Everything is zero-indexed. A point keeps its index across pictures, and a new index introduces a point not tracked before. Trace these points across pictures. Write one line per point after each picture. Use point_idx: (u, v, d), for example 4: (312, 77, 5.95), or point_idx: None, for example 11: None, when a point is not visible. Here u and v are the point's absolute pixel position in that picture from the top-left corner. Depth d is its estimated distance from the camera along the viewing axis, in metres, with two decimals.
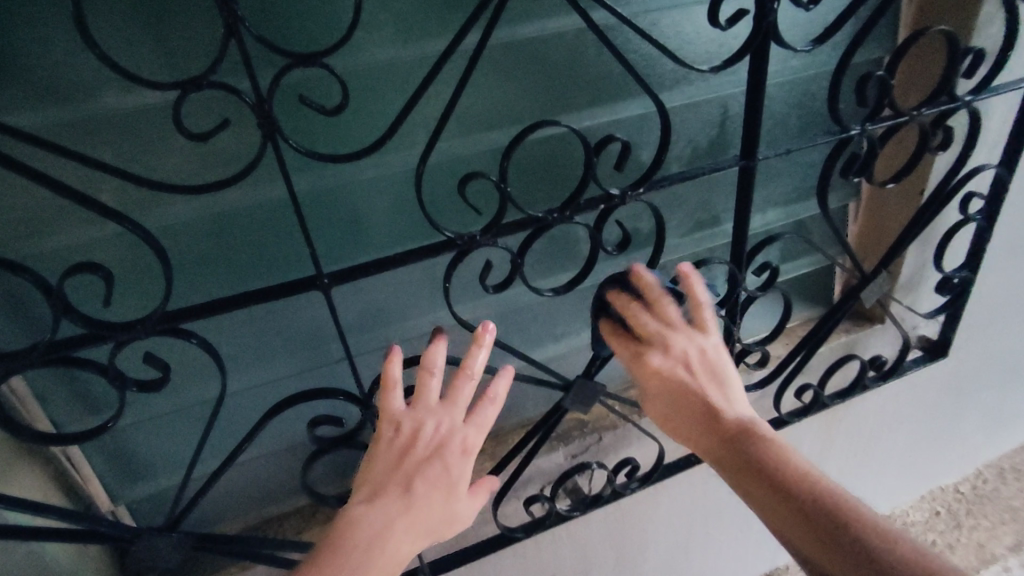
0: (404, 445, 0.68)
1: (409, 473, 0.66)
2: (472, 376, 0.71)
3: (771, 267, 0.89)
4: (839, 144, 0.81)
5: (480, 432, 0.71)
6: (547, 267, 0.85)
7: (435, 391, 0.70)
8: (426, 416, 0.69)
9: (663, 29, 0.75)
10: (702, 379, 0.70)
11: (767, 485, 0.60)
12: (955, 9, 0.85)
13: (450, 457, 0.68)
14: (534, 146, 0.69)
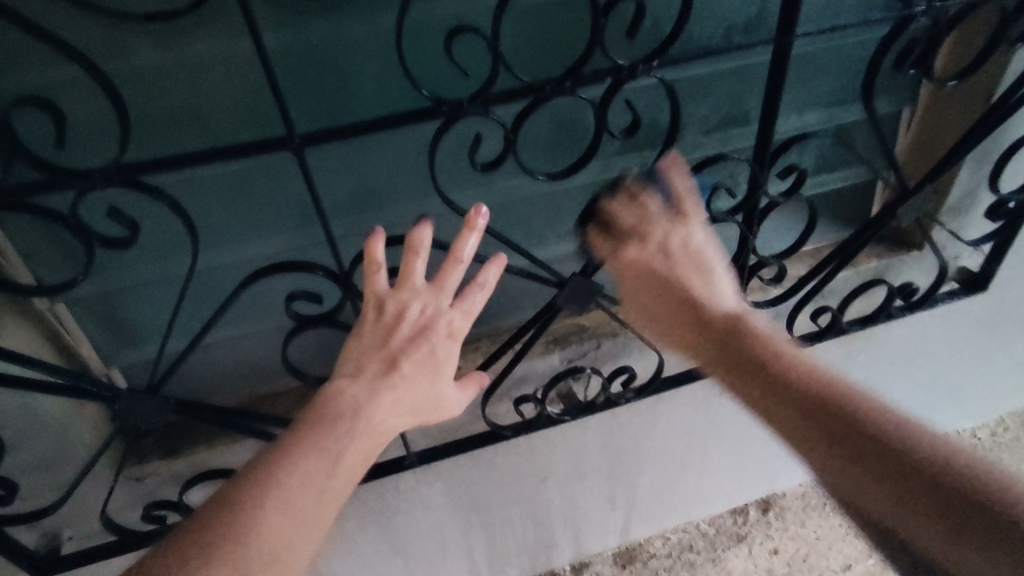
0: (386, 326, 0.63)
1: (394, 353, 0.62)
2: (463, 260, 0.63)
3: (798, 170, 0.81)
4: (898, 27, 0.70)
5: (471, 317, 0.65)
6: (545, 150, 0.74)
7: (421, 272, 0.63)
8: (411, 297, 0.63)
9: None
10: (688, 270, 0.66)
11: (759, 372, 0.59)
12: None
13: (436, 339, 0.64)
14: (537, 3, 0.62)
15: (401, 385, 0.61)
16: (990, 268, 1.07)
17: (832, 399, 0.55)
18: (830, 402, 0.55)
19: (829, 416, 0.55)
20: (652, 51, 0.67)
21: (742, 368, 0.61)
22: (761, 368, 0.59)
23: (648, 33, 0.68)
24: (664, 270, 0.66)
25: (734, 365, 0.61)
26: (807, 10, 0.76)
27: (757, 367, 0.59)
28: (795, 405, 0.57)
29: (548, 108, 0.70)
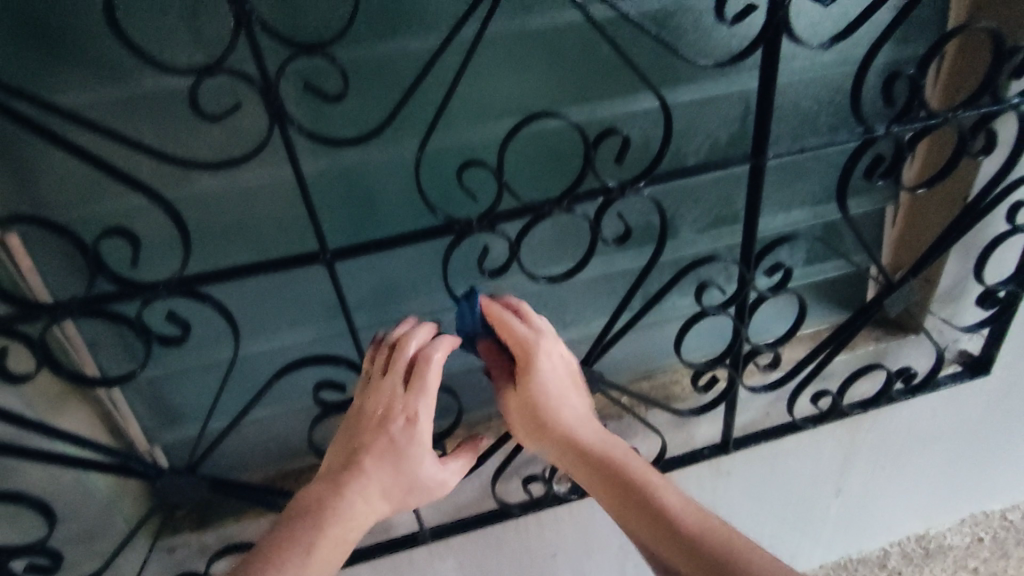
0: (354, 419, 0.72)
1: (359, 443, 0.70)
2: (407, 349, 0.72)
3: (784, 268, 0.88)
4: (863, 145, 0.79)
5: (420, 402, 0.70)
6: (547, 254, 0.82)
7: (382, 366, 0.73)
8: (373, 393, 0.72)
9: (680, 21, 0.71)
10: (568, 387, 0.77)
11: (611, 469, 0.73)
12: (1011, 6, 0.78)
13: (393, 427, 0.70)
14: (537, 135, 0.71)
15: (361, 475, 0.68)
16: (990, 353, 1.10)
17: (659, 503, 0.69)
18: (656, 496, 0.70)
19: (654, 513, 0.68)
20: (640, 170, 0.76)
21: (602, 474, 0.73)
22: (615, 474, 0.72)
23: (637, 154, 0.76)
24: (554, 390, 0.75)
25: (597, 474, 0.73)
26: (785, 126, 0.85)
27: (610, 464, 0.73)
28: (632, 494, 0.71)
29: (548, 220, 0.79)
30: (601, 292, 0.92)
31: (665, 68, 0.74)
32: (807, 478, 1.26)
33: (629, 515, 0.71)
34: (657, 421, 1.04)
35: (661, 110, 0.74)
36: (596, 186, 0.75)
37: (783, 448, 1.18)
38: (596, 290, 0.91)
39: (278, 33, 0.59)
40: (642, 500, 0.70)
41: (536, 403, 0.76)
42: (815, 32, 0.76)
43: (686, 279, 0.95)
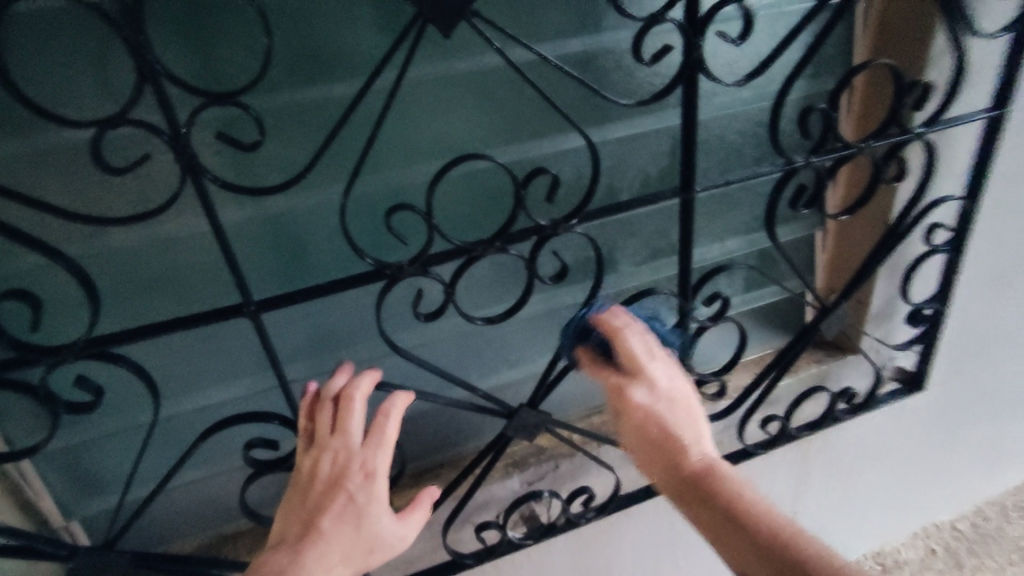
0: (304, 483, 0.67)
1: (316, 507, 0.65)
2: (358, 399, 0.69)
3: (721, 298, 0.88)
4: (785, 175, 0.82)
5: (380, 454, 0.68)
6: (485, 293, 0.81)
7: (330, 422, 0.69)
8: (323, 450, 0.68)
9: (599, 62, 0.72)
10: (673, 416, 0.71)
11: (705, 491, 0.65)
12: (908, 42, 0.84)
13: (352, 485, 0.66)
14: (463, 176, 0.71)
15: (323, 542, 0.63)
16: (923, 368, 1.15)
17: (751, 515, 0.62)
18: (753, 518, 0.62)
19: (747, 530, 0.61)
20: (572, 206, 0.76)
21: (696, 494, 0.66)
22: (702, 491, 0.66)
23: (567, 191, 0.77)
24: (655, 414, 0.71)
25: (691, 494, 0.66)
26: (711, 160, 0.87)
27: (705, 491, 0.65)
28: (727, 516, 0.63)
29: (483, 259, 0.78)
30: (543, 329, 0.91)
31: (591, 107, 0.75)
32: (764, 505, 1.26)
33: (719, 532, 0.63)
34: (609, 457, 1.03)
35: (587, 149, 0.75)
36: (527, 224, 0.75)
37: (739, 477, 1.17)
38: (539, 327, 0.90)
39: (189, 83, 0.57)
40: (741, 527, 0.62)
41: (640, 428, 0.71)
42: (730, 69, 0.79)
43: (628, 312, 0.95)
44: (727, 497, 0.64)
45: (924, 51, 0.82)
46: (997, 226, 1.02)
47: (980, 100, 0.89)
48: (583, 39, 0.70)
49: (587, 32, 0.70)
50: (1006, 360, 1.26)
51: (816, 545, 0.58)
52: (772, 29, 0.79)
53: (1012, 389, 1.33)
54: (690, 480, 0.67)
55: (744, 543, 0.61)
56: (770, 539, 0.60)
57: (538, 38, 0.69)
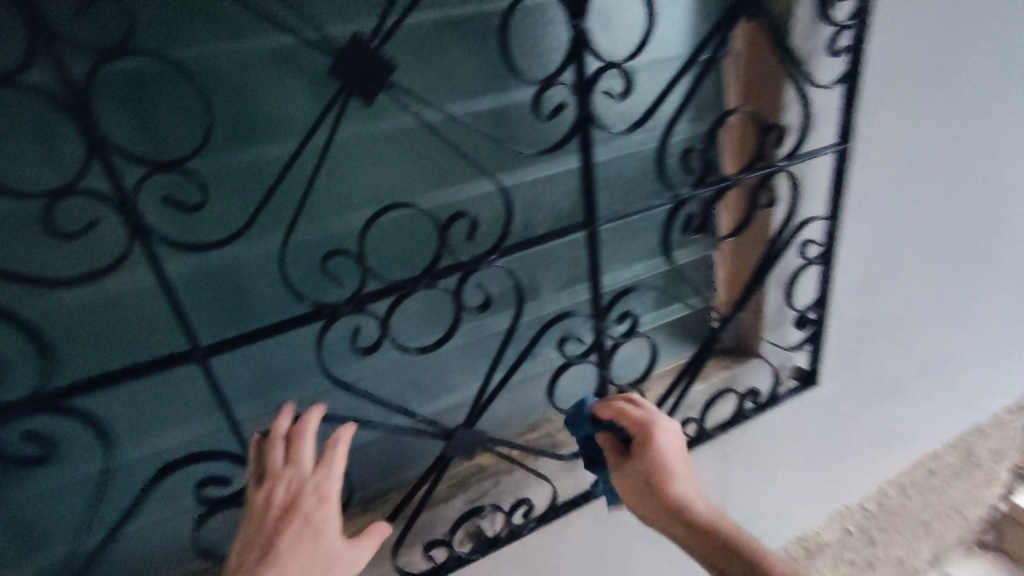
0: (259, 512, 0.71)
1: (274, 531, 0.70)
2: (309, 432, 0.76)
3: (630, 316, 1.00)
4: (675, 206, 0.95)
5: (333, 478, 0.75)
6: (418, 326, 0.88)
7: (281, 456, 0.75)
8: (277, 480, 0.73)
9: (506, 117, 0.82)
10: (683, 469, 0.91)
11: (712, 531, 0.86)
12: (765, 91, 1.01)
13: (308, 507, 0.72)
14: (390, 223, 0.79)
15: (283, 560, 0.68)
16: (816, 365, 1.30)
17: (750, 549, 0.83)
18: (755, 553, 0.83)
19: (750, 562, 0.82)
20: (491, 243, 0.85)
21: (705, 534, 0.86)
22: (711, 532, 0.86)
23: (487, 230, 0.86)
24: (673, 464, 0.90)
25: (702, 533, 0.86)
26: (613, 195, 0.99)
27: (715, 531, 0.86)
28: (731, 552, 0.84)
29: (414, 294, 0.86)
30: (473, 356, 0.97)
31: (501, 156, 0.84)
32: None
33: (728, 563, 0.83)
34: (546, 469, 1.10)
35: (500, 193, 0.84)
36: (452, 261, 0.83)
37: None
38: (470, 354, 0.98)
39: (136, 154, 0.63)
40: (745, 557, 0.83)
41: (662, 475, 0.89)
42: (620, 118, 0.91)
43: (551, 333, 1.04)
44: (730, 535, 0.85)
45: (779, 98, 0.99)
46: (859, 241, 1.19)
47: (828, 134, 1.06)
48: (489, 99, 0.80)
49: (493, 93, 0.80)
50: (886, 355, 1.45)
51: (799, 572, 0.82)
52: (653, 84, 0.92)
53: (895, 379, 1.53)
54: (701, 521, 0.87)
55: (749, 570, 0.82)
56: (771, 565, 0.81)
57: (450, 102, 0.77)
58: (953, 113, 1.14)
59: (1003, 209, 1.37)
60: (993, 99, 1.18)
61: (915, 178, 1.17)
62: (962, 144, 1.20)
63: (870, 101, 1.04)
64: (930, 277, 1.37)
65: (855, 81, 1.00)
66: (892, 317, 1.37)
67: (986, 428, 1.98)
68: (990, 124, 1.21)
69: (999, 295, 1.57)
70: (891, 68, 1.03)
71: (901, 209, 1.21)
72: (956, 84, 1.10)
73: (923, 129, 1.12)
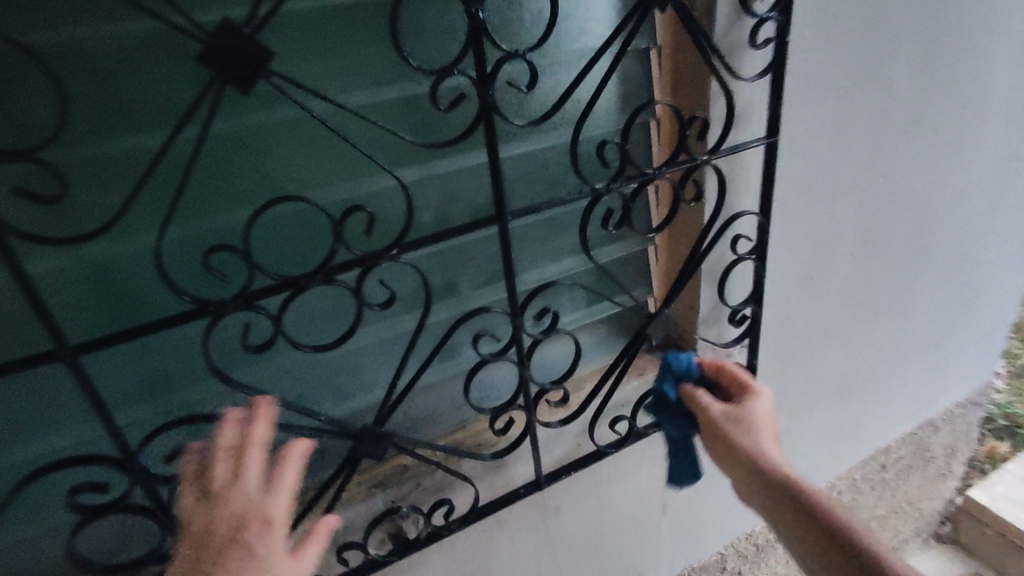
0: (198, 536, 0.65)
1: (215, 560, 0.63)
2: (259, 446, 0.71)
3: (550, 312, 0.98)
4: (592, 200, 0.92)
5: (282, 501, 0.69)
6: (316, 324, 0.85)
7: (227, 471, 0.69)
8: (218, 503, 0.67)
9: (405, 108, 0.79)
10: (773, 434, 0.98)
11: (793, 488, 0.90)
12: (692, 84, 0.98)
13: (250, 531, 0.66)
14: (280, 217, 0.76)
15: None
16: (753, 362, 1.29)
17: (829, 513, 0.87)
18: (833, 518, 0.87)
19: (827, 520, 0.86)
20: (391, 238, 0.82)
21: (785, 490, 0.91)
22: (792, 489, 0.90)
23: (386, 226, 0.83)
24: (765, 423, 0.98)
25: (781, 489, 0.91)
26: (532, 189, 0.96)
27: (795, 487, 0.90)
28: (810, 515, 0.88)
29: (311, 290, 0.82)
30: (384, 356, 0.93)
31: (397, 148, 0.81)
32: (635, 502, 1.35)
33: (803, 518, 0.88)
34: (469, 469, 1.08)
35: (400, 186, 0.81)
36: (346, 257, 0.80)
37: (604, 476, 1.26)
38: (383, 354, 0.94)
39: None
40: (819, 517, 0.87)
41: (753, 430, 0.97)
42: (519, 112, 0.88)
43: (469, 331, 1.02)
44: (814, 499, 0.89)
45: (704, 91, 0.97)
46: (792, 235, 1.18)
47: (757, 129, 1.05)
48: (383, 90, 0.76)
49: (389, 83, 0.76)
50: (829, 350, 1.45)
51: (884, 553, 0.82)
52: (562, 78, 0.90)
53: (839, 374, 1.53)
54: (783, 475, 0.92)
55: (825, 533, 0.86)
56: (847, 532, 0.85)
57: (340, 92, 0.74)
58: (883, 107, 1.14)
59: (937, 205, 1.38)
60: (920, 95, 1.18)
61: (844, 174, 1.17)
62: (893, 139, 1.20)
63: (794, 96, 1.03)
64: (866, 273, 1.37)
65: (779, 73, 0.98)
66: (830, 313, 1.37)
67: (940, 424, 1.99)
68: (918, 120, 1.21)
69: (941, 292, 1.58)
70: (817, 60, 1.01)
71: (836, 203, 1.20)
72: (880, 79, 1.10)
73: (849, 123, 1.12)
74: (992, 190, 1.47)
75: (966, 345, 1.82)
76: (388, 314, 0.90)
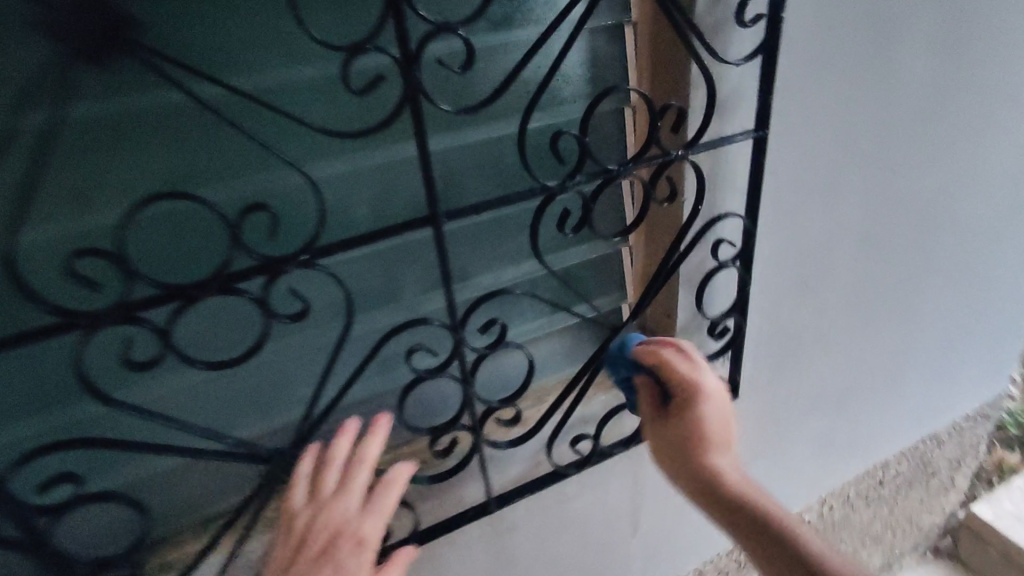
0: (296, 540, 0.72)
1: (305, 571, 0.69)
2: (366, 464, 0.77)
3: (497, 323, 0.87)
4: (545, 200, 0.81)
5: (373, 521, 0.75)
6: (210, 340, 0.72)
7: (335, 478, 0.76)
8: (321, 508, 0.74)
9: (312, 93, 0.67)
10: (723, 432, 0.83)
11: (743, 504, 0.77)
12: (670, 67, 0.85)
13: (340, 550, 0.71)
14: (159, 216, 0.65)
15: None
16: (735, 376, 1.18)
17: (784, 532, 0.75)
18: (788, 538, 0.74)
19: (782, 542, 0.74)
20: (296, 245, 0.70)
21: (734, 507, 0.77)
22: (742, 506, 0.77)
23: (291, 231, 0.71)
24: (711, 424, 0.82)
25: (729, 505, 0.78)
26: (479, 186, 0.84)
27: (747, 503, 0.77)
28: (761, 535, 0.75)
29: (207, 300, 0.69)
30: (300, 379, 0.80)
31: (304, 139, 0.68)
32: (604, 520, 1.26)
33: (754, 540, 0.76)
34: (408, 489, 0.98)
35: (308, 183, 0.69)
36: (243, 264, 0.70)
37: (568, 494, 1.17)
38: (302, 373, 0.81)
39: None
40: (770, 536, 0.75)
41: (696, 436, 0.82)
42: (454, 98, 0.71)
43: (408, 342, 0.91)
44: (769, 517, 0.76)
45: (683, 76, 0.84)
46: (783, 239, 1.06)
47: (745, 120, 0.92)
48: (279, 73, 0.65)
49: (285, 63, 0.65)
50: (822, 362, 1.33)
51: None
52: (515, 54, 0.74)
53: (834, 387, 1.41)
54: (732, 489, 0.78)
55: (779, 557, 0.74)
56: (803, 553, 0.73)
57: (225, 73, 0.63)
58: (892, 95, 1.00)
59: (949, 205, 1.24)
60: (936, 82, 1.04)
61: (845, 171, 1.04)
62: (902, 132, 1.06)
63: (787, 83, 0.89)
64: (865, 281, 1.24)
65: (770, 56, 0.84)
66: (824, 322, 1.25)
67: (944, 437, 1.87)
68: (932, 111, 1.07)
69: (950, 300, 1.45)
70: (816, 40, 0.88)
71: (834, 204, 1.07)
72: (888, 64, 0.96)
73: (853, 114, 0.98)
74: (1012, 190, 1.33)
75: (976, 356, 1.69)
76: (304, 326, 0.79)
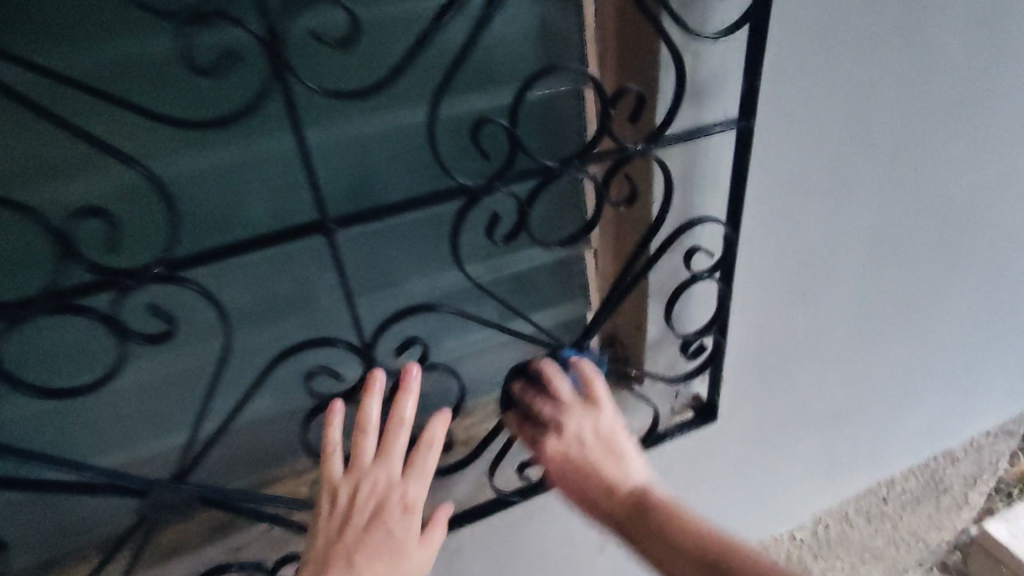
0: (341, 512, 0.69)
1: (355, 539, 0.67)
2: (403, 427, 0.70)
3: (416, 340, 0.75)
4: (466, 204, 0.66)
5: (417, 486, 0.71)
6: (54, 365, 0.63)
7: (372, 444, 0.70)
8: (361, 477, 0.69)
9: (142, 72, 0.53)
10: (602, 455, 0.81)
11: (620, 513, 0.77)
12: (635, 45, 0.67)
13: (388, 517, 0.68)
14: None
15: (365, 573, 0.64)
16: (714, 396, 1.04)
17: (662, 527, 0.72)
18: (676, 539, 0.70)
19: (670, 542, 0.71)
20: (146, 251, 0.59)
21: (613, 516, 0.77)
22: (620, 512, 0.77)
23: (135, 240, 0.59)
24: (581, 453, 0.82)
25: (611, 515, 0.77)
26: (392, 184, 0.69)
27: (627, 512, 0.76)
28: (648, 537, 0.73)
29: (40, 321, 0.60)
30: (180, 404, 0.71)
31: (138, 131, 0.54)
32: (568, 543, 1.15)
33: (648, 547, 0.73)
34: None
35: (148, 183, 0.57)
36: (77, 279, 0.59)
37: (523, 519, 1.05)
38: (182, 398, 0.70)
39: None
40: (652, 534, 0.73)
41: (569, 468, 0.82)
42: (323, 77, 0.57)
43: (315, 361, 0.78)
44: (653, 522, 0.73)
45: (650, 59, 0.66)
46: (775, 247, 0.90)
47: (731, 105, 0.73)
48: (96, 48, 0.51)
49: (102, 37, 0.51)
50: (820, 378, 1.18)
51: (739, 559, 0.65)
52: (418, 21, 0.57)
53: (834, 404, 1.27)
54: (614, 502, 0.77)
55: (665, 553, 0.71)
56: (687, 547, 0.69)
57: (19, 49, 0.49)
58: (920, 77, 0.81)
59: (986, 205, 1.05)
60: (979, 59, 0.84)
61: (856, 169, 0.86)
62: (931, 121, 0.87)
63: (783, 58, 0.71)
64: (874, 290, 1.07)
65: (761, 27, 0.66)
66: (824, 337, 1.10)
67: (960, 455, 1.70)
68: (971, 96, 0.87)
69: (975, 310, 1.27)
70: (824, 6, 0.69)
71: (841, 207, 0.90)
72: (916, 37, 0.77)
73: (869, 100, 0.79)
74: None
75: (1001, 368, 1.51)
76: (167, 354, 0.67)
